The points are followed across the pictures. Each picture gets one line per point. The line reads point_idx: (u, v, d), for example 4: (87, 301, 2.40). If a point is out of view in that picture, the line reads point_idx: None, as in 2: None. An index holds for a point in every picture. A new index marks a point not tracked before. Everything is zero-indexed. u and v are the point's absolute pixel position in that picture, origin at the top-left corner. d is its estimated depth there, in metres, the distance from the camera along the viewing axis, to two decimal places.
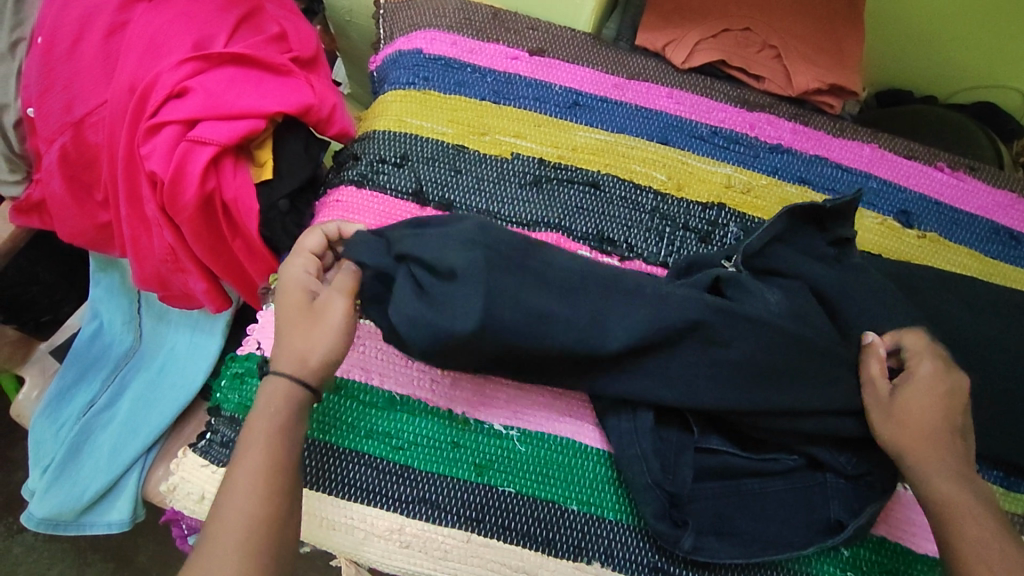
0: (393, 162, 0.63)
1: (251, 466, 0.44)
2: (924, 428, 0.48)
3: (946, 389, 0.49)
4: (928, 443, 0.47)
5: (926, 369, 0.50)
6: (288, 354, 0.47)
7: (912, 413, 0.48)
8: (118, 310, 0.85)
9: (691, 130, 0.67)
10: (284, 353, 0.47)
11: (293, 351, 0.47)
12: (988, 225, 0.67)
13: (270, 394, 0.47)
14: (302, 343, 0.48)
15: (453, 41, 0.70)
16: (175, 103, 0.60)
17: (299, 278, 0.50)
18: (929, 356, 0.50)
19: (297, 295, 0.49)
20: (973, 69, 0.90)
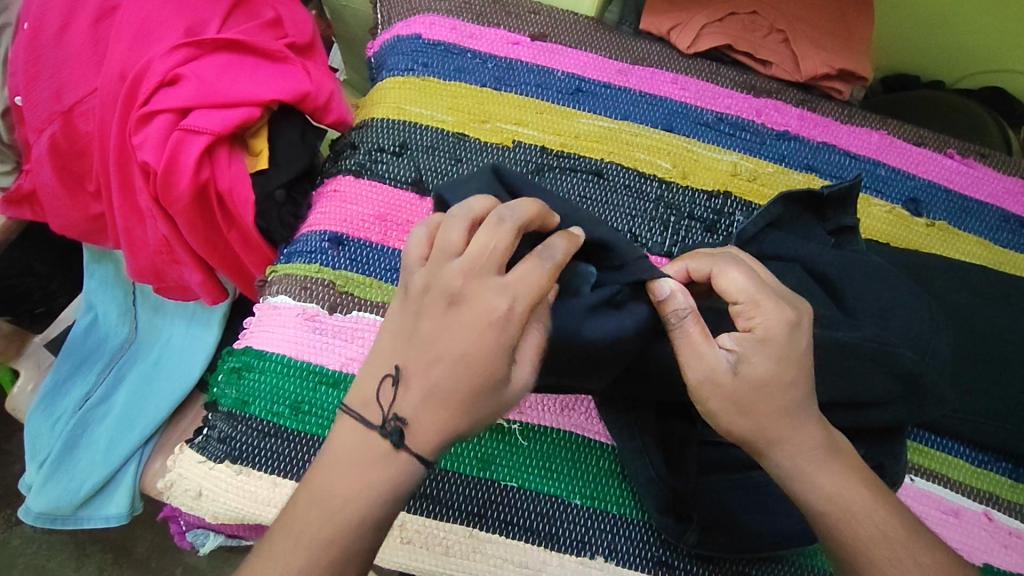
0: (391, 150, 0.61)
1: (308, 526, 0.35)
2: (767, 403, 0.38)
3: (802, 340, 0.39)
4: (785, 425, 0.39)
5: (773, 324, 0.39)
6: (443, 426, 0.36)
7: (756, 391, 0.38)
8: (112, 302, 0.84)
9: (696, 117, 0.66)
10: (440, 425, 0.36)
11: (449, 422, 0.36)
12: (998, 213, 0.66)
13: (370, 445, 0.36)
14: (458, 413, 0.36)
15: (452, 26, 0.68)
16: (167, 90, 0.58)
17: (488, 301, 0.34)
18: (767, 299, 0.39)
19: (478, 330, 0.34)
20: (981, 53, 0.89)
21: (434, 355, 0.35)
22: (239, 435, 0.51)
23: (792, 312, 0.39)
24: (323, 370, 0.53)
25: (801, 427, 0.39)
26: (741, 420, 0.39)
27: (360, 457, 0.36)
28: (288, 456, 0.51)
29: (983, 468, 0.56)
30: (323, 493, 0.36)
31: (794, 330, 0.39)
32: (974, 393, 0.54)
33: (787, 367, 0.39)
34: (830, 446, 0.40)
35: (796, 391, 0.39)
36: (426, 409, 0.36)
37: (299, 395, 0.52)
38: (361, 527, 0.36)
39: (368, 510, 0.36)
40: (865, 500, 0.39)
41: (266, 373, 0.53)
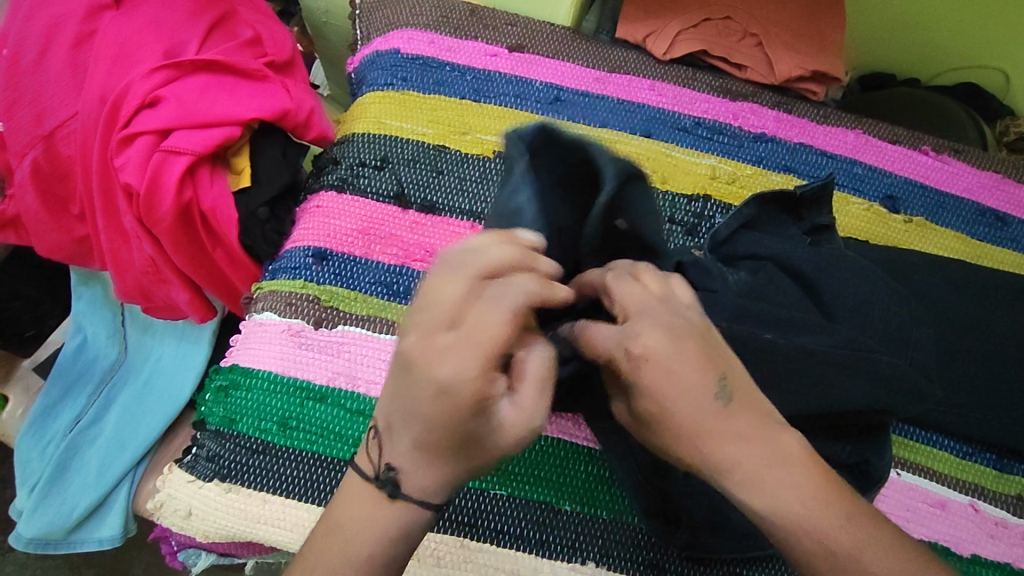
0: (373, 164, 0.62)
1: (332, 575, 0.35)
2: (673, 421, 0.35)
3: (668, 339, 0.35)
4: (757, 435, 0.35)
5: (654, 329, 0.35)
6: (437, 470, 0.34)
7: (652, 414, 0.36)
8: (101, 323, 0.84)
9: (673, 122, 0.67)
10: (427, 471, 0.34)
11: (445, 466, 0.34)
12: (974, 207, 0.67)
13: (370, 512, 0.36)
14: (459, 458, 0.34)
15: (431, 40, 0.69)
16: (148, 112, 0.58)
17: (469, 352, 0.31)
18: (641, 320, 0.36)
19: (466, 394, 0.31)
20: (953, 51, 0.90)
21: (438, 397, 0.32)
22: (228, 452, 0.51)
23: (675, 323, 0.36)
24: (309, 385, 0.53)
25: (731, 431, 0.35)
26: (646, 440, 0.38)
27: (362, 496, 0.36)
28: (277, 471, 0.51)
29: (969, 459, 0.57)
30: (341, 544, 0.35)
31: (679, 337, 0.35)
32: (955, 386, 0.55)
33: (687, 371, 0.35)
34: (766, 447, 0.35)
35: (704, 396, 0.35)
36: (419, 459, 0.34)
37: (286, 411, 0.52)
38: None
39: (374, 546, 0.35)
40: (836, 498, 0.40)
41: (258, 391, 0.53)
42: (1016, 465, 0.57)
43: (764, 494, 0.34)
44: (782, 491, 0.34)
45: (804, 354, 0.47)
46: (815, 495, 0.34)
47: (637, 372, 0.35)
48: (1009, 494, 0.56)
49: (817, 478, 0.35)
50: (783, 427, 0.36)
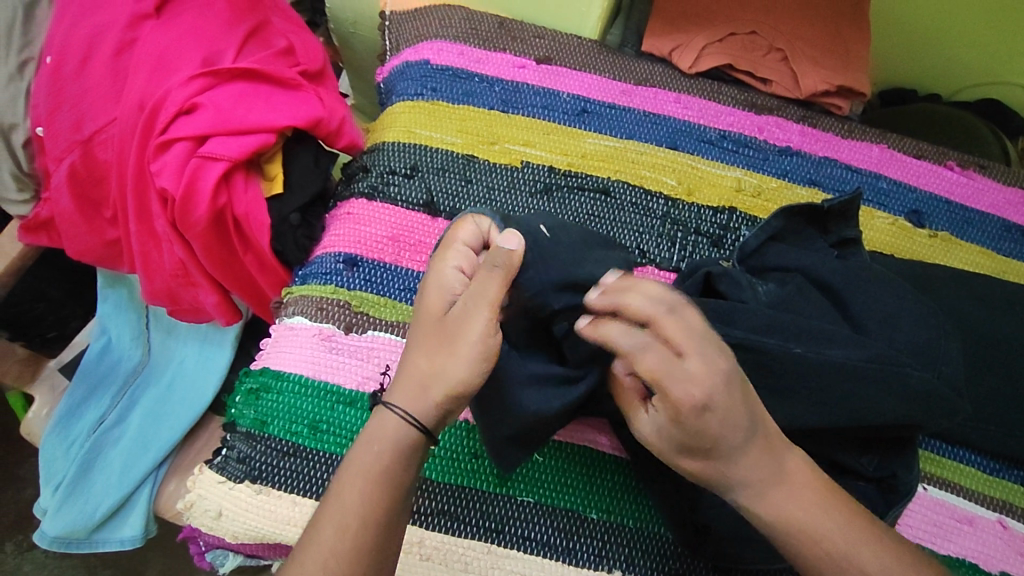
0: (403, 173, 0.63)
1: (345, 495, 0.39)
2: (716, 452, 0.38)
3: (718, 374, 0.36)
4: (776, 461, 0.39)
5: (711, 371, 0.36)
6: (414, 376, 0.41)
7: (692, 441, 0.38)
8: (125, 325, 0.86)
9: (699, 135, 0.67)
10: (406, 377, 0.41)
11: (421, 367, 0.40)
12: (1000, 223, 0.67)
13: (380, 422, 0.40)
14: (428, 359, 0.40)
15: (460, 51, 0.70)
16: (185, 119, 0.59)
17: (436, 282, 0.43)
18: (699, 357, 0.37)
19: (435, 305, 0.42)
20: (975, 67, 0.91)
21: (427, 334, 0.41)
22: (259, 454, 0.52)
23: (726, 361, 0.37)
24: (339, 390, 0.54)
25: (755, 453, 0.38)
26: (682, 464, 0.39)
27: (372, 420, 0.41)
28: (306, 474, 0.51)
29: (995, 476, 0.56)
30: (362, 467, 0.39)
31: (731, 376, 0.37)
32: (982, 401, 0.55)
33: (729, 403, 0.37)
34: (781, 469, 0.39)
35: (739, 425, 0.37)
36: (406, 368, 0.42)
37: (316, 414, 0.53)
38: (383, 495, 0.39)
39: (385, 464, 0.39)
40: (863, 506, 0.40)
41: (289, 393, 0.54)
42: None
43: (774, 505, 0.39)
44: (786, 503, 0.39)
45: (834, 368, 0.47)
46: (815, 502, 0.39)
47: (700, 415, 0.36)
48: None
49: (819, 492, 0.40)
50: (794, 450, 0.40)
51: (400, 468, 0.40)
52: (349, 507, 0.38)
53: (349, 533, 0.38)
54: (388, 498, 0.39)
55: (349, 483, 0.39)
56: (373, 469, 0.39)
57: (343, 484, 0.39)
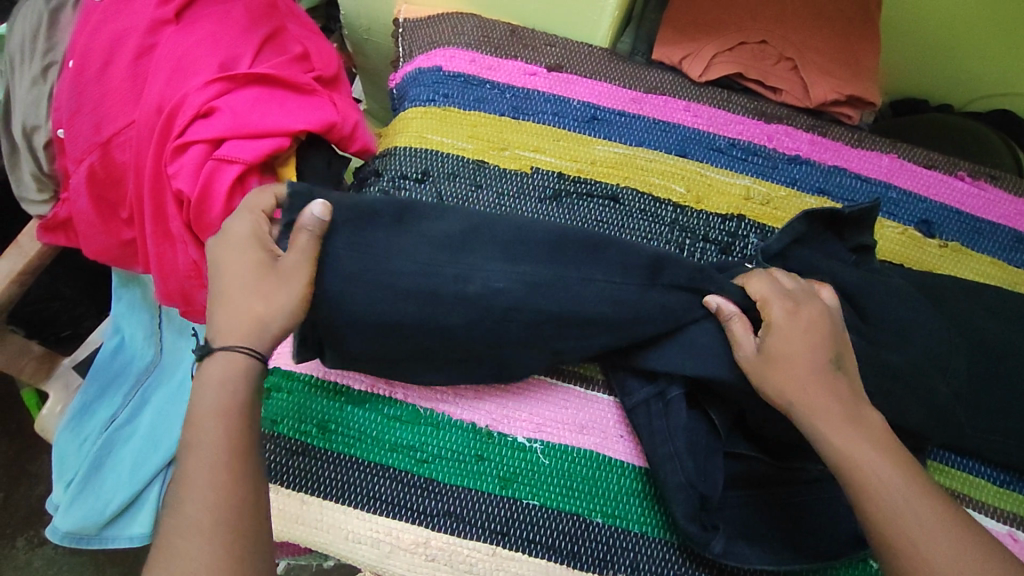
0: (414, 177, 0.64)
1: (202, 436, 0.42)
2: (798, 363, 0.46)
3: (807, 322, 0.48)
4: (856, 407, 0.45)
5: (813, 312, 0.48)
6: (239, 320, 0.45)
7: (790, 349, 0.47)
8: (138, 324, 0.87)
9: (709, 143, 0.68)
10: (234, 323, 0.45)
11: (250, 312, 0.45)
12: (1011, 233, 0.66)
13: (223, 363, 0.45)
14: (262, 305, 0.45)
15: (473, 58, 0.70)
16: (202, 122, 0.60)
17: (253, 241, 0.48)
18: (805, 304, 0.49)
19: (255, 260, 0.47)
20: (988, 79, 0.91)
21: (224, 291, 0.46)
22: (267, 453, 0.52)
23: (831, 316, 0.49)
24: (348, 390, 0.54)
25: (824, 386, 0.45)
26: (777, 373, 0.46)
27: (206, 377, 0.44)
28: (314, 473, 0.52)
29: (1007, 488, 0.56)
30: (206, 411, 0.43)
31: (828, 324, 0.48)
32: (990, 411, 0.55)
33: (808, 342, 0.47)
34: (853, 408, 0.45)
35: (809, 360, 0.46)
36: (232, 316, 0.46)
37: (325, 414, 0.53)
38: (233, 429, 0.43)
39: (222, 402, 0.43)
40: (900, 480, 0.42)
41: (298, 393, 0.54)
42: None
43: (844, 433, 0.43)
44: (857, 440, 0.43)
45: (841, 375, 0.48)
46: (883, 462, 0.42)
47: (789, 321, 0.48)
48: None
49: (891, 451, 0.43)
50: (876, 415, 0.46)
51: (238, 399, 0.44)
52: (207, 445, 0.42)
53: (216, 465, 0.41)
54: (239, 428, 0.43)
55: (194, 422, 0.43)
56: (211, 405, 0.43)
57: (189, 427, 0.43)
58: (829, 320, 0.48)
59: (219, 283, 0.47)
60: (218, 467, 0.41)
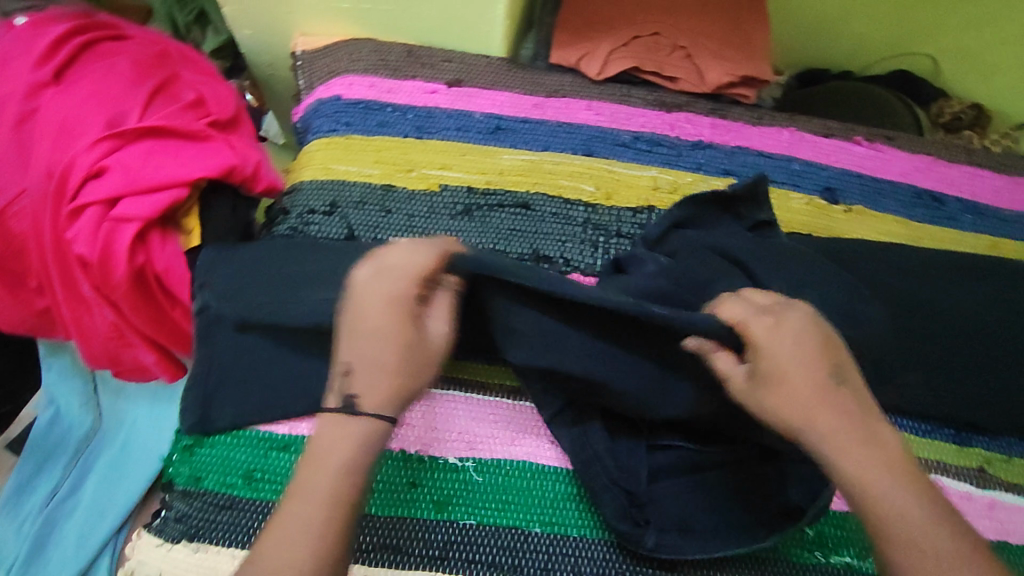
0: (322, 210, 0.63)
1: (311, 487, 0.40)
2: (785, 389, 0.42)
3: (802, 337, 0.43)
4: (858, 425, 0.41)
5: (797, 321, 0.44)
6: (388, 386, 0.43)
7: (775, 373, 0.42)
8: (73, 392, 0.84)
9: (613, 139, 0.68)
10: (380, 386, 0.43)
11: (394, 377, 0.43)
12: (910, 190, 0.69)
13: (338, 427, 0.42)
14: (397, 370, 0.43)
15: (371, 83, 0.70)
16: (94, 183, 0.59)
17: (400, 291, 0.43)
18: (787, 313, 0.44)
19: (405, 323, 0.43)
20: (882, 42, 0.94)
21: (373, 339, 0.43)
22: (196, 511, 0.51)
23: (811, 314, 0.45)
24: (272, 436, 0.54)
25: (821, 397, 0.42)
26: (768, 399, 0.42)
27: (330, 432, 0.42)
28: (244, 526, 0.51)
29: (931, 437, 0.59)
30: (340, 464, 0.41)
31: (822, 329, 0.44)
32: (904, 365, 0.57)
33: (804, 355, 0.43)
34: (864, 429, 0.41)
35: (811, 374, 0.42)
36: (378, 380, 0.43)
37: (251, 463, 0.53)
38: (350, 486, 0.41)
39: (350, 457, 0.41)
40: (920, 512, 0.39)
41: (225, 446, 0.54)
42: (974, 438, 0.60)
43: (856, 461, 0.40)
44: (870, 468, 0.40)
45: None
46: (898, 489, 0.40)
47: (772, 342, 0.43)
48: (970, 467, 0.58)
49: (906, 468, 0.41)
50: (884, 423, 0.42)
51: (368, 460, 0.42)
52: (321, 497, 0.40)
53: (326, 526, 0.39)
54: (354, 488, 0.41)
55: (311, 474, 0.40)
56: (337, 462, 0.41)
57: (300, 478, 0.41)
58: (815, 320, 0.45)
59: (359, 329, 0.43)
60: (327, 529, 0.39)
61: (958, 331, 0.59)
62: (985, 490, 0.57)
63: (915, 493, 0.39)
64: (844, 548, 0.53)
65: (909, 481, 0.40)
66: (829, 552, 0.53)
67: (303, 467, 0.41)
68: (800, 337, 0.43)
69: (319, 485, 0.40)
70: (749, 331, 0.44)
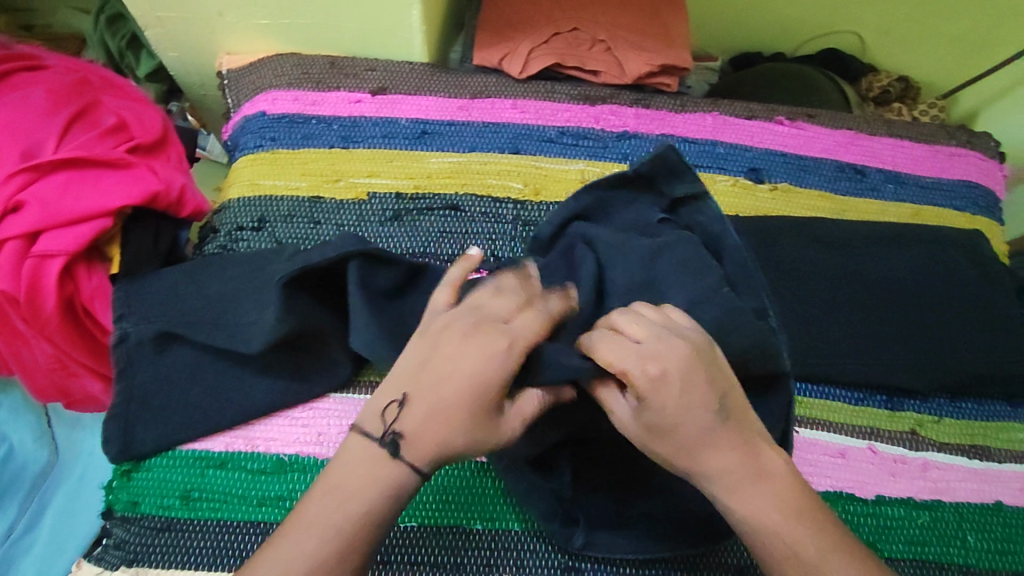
0: (251, 227, 0.63)
1: (318, 515, 0.39)
2: (681, 433, 0.39)
3: (688, 375, 0.39)
4: (751, 461, 0.40)
5: (678, 356, 0.39)
6: (430, 445, 0.40)
7: (674, 417, 0.39)
8: (27, 427, 0.82)
9: (539, 135, 0.69)
10: (434, 439, 0.39)
11: (436, 440, 0.40)
12: (833, 165, 0.70)
13: (377, 461, 0.40)
14: (453, 427, 0.39)
15: (295, 97, 0.70)
16: (12, 218, 0.58)
17: (482, 347, 0.40)
18: (666, 344, 0.39)
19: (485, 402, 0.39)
20: (809, 22, 0.96)
21: (445, 384, 0.39)
22: (135, 536, 0.52)
23: (689, 344, 0.39)
24: (207, 454, 0.55)
25: (712, 444, 0.39)
26: (660, 447, 0.39)
27: (365, 458, 0.40)
28: (184, 545, 0.51)
29: (864, 403, 0.59)
30: (357, 498, 0.39)
31: (700, 356, 0.39)
32: (830, 337, 0.59)
33: (687, 405, 0.39)
34: (754, 465, 0.40)
35: (704, 416, 0.39)
36: (427, 433, 0.40)
37: (187, 483, 0.54)
38: (365, 530, 0.39)
39: (379, 498, 0.40)
40: (813, 542, 0.39)
41: (163, 470, 0.54)
42: (905, 402, 0.60)
43: (747, 503, 0.40)
44: (763, 506, 0.39)
45: None
46: (788, 514, 0.40)
47: (659, 390, 0.38)
48: (904, 430, 0.59)
49: (791, 495, 0.40)
50: (770, 447, 0.41)
51: (388, 507, 0.40)
52: (322, 528, 0.39)
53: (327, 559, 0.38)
54: (377, 523, 0.40)
55: (325, 501, 0.40)
56: (367, 493, 0.40)
57: (311, 506, 0.40)
58: (683, 352, 0.39)
59: (435, 369, 0.40)
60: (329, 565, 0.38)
61: (881, 299, 0.61)
62: (919, 452, 0.58)
63: (803, 522, 0.40)
64: None
65: (799, 507, 0.40)
66: None
67: (315, 489, 0.41)
68: (685, 377, 0.39)
69: (331, 512, 0.39)
70: (630, 375, 0.39)
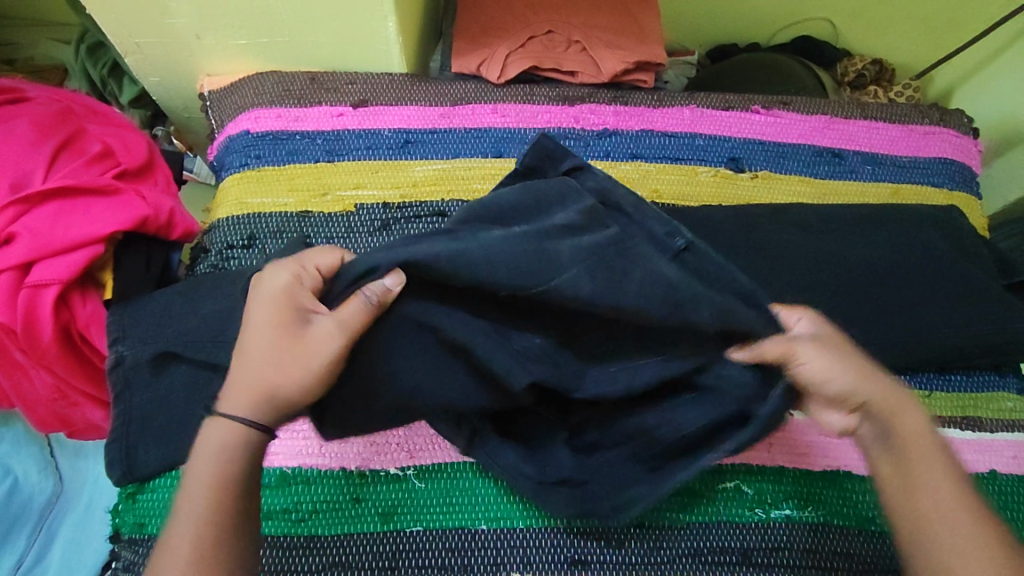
0: (241, 244, 0.64)
1: (193, 498, 0.40)
2: (844, 356, 0.43)
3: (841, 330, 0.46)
4: (908, 412, 0.44)
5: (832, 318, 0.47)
6: (254, 391, 0.41)
7: (833, 343, 0.44)
8: (31, 459, 0.79)
9: (521, 138, 0.70)
10: (256, 390, 0.41)
11: (263, 385, 0.41)
12: (811, 149, 0.71)
13: (220, 430, 0.41)
14: (275, 370, 0.41)
15: (277, 114, 0.71)
16: (4, 250, 0.58)
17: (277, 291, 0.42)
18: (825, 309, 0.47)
19: (287, 323, 0.41)
20: (780, 12, 0.97)
21: (256, 336, 0.42)
22: (143, 557, 0.52)
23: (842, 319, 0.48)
24: None
25: (880, 386, 0.44)
26: (829, 362, 0.43)
27: (219, 437, 0.41)
28: None
29: None
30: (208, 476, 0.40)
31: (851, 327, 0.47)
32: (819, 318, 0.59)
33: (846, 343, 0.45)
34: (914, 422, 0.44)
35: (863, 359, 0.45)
36: (251, 384, 0.41)
37: None
38: (229, 498, 0.40)
39: (234, 466, 0.41)
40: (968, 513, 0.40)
41: (168, 490, 0.55)
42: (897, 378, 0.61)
43: (923, 444, 0.42)
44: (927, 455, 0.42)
45: None
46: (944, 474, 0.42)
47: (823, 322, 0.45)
48: None
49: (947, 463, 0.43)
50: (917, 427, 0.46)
51: (240, 472, 0.41)
52: (198, 507, 0.40)
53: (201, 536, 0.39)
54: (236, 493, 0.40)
55: (196, 483, 0.40)
56: (210, 470, 0.40)
57: (186, 491, 0.41)
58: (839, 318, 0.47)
59: (248, 328, 0.42)
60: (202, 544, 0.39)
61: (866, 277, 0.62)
62: None
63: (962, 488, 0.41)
64: (783, 501, 0.55)
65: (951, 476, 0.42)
66: (769, 508, 0.54)
67: (186, 479, 0.41)
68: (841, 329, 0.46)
69: (197, 494, 0.40)
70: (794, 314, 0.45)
